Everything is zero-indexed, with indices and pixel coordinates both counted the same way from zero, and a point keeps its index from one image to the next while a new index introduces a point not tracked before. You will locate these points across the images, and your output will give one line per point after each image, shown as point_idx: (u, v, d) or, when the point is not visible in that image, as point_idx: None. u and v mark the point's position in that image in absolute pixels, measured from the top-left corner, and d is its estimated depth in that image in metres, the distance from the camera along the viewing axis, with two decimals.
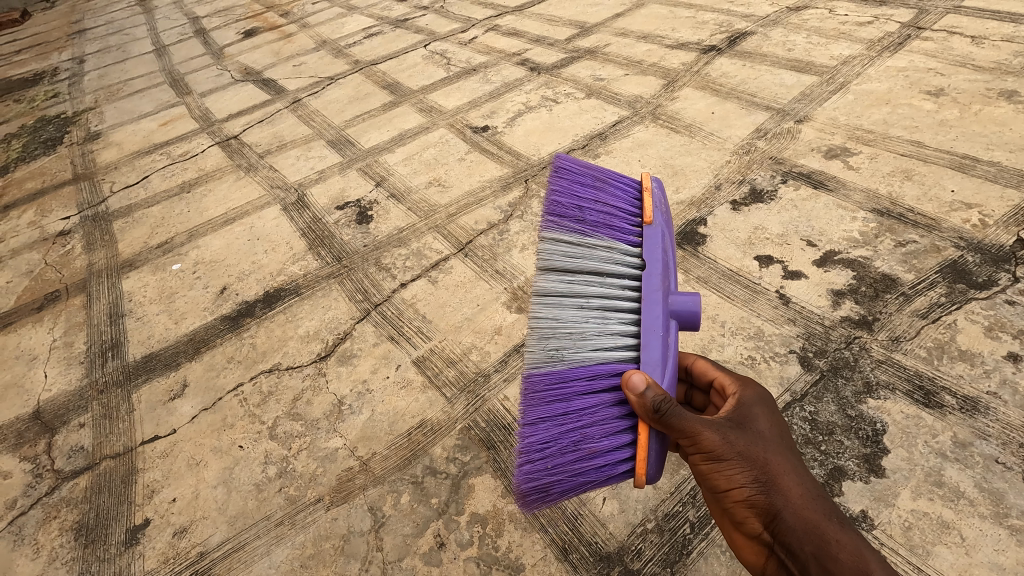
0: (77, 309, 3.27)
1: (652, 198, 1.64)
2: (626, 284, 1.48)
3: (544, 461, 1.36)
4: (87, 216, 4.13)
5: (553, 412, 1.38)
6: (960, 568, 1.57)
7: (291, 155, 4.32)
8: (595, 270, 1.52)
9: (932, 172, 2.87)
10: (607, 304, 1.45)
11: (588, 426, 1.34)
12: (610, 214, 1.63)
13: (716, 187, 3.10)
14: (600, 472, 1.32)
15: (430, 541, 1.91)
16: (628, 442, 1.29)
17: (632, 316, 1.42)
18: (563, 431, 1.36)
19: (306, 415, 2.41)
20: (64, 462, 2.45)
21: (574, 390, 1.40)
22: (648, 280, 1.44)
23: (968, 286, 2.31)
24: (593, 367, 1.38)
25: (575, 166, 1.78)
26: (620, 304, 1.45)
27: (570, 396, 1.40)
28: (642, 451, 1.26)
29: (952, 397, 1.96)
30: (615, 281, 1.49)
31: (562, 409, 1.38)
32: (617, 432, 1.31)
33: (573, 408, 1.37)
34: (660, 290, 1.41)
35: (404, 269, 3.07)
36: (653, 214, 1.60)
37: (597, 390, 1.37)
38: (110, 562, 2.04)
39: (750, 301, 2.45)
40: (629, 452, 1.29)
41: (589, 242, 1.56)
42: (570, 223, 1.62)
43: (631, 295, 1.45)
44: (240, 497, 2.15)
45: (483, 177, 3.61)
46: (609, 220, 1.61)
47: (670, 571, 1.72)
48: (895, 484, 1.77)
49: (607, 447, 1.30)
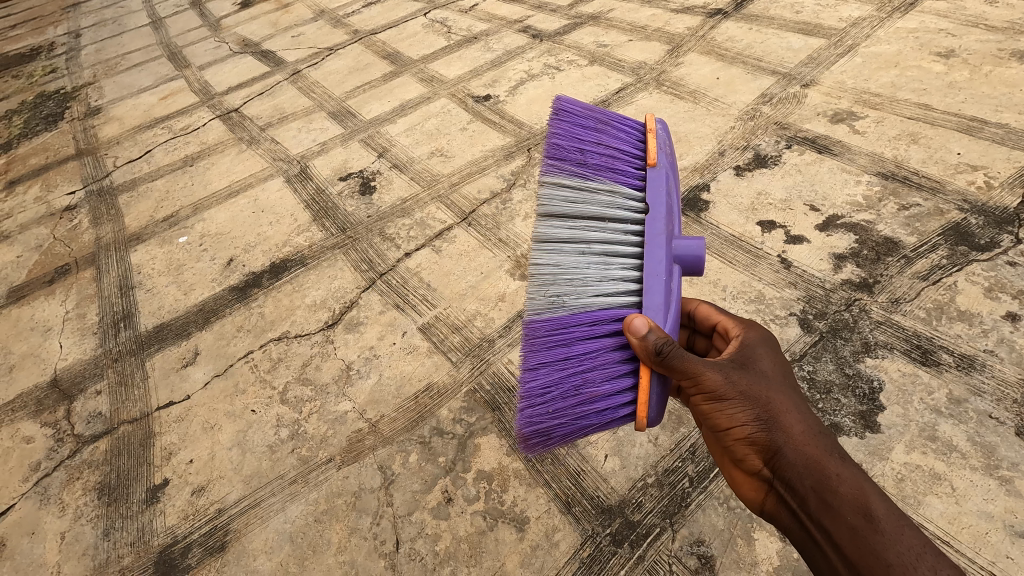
0: (88, 282, 3.32)
1: (655, 140, 1.63)
2: (628, 228, 1.49)
3: (546, 405, 1.42)
4: (92, 190, 4.15)
5: (554, 357, 1.44)
6: (950, 517, 1.62)
7: (292, 127, 4.30)
8: (595, 215, 1.55)
9: (939, 135, 2.84)
10: (608, 249, 1.47)
11: (590, 371, 1.39)
12: (612, 158, 1.65)
13: (720, 154, 3.08)
14: (600, 415, 1.38)
15: (438, 497, 1.99)
16: (630, 385, 1.33)
17: (634, 260, 1.43)
18: (564, 376, 1.41)
19: (316, 379, 2.47)
20: (84, 427, 2.53)
21: (575, 335, 1.44)
22: (651, 224, 1.44)
23: (970, 248, 2.31)
24: (594, 313, 1.42)
25: (578, 109, 1.80)
26: (622, 248, 1.47)
27: (571, 341, 1.44)
28: (643, 395, 1.30)
29: (949, 355, 1.99)
30: (616, 226, 1.51)
31: (563, 354, 1.43)
32: (618, 376, 1.35)
33: (574, 353, 1.42)
34: (662, 233, 1.42)
35: (408, 239, 3.09)
36: (655, 156, 1.61)
37: (598, 335, 1.41)
38: (133, 519, 2.13)
39: (751, 265, 2.47)
40: (631, 396, 1.33)
41: (590, 186, 1.59)
42: (571, 167, 1.64)
43: (633, 239, 1.46)
44: (254, 458, 2.23)
45: (486, 147, 3.59)
46: (612, 162, 1.63)
47: (669, 522, 1.79)
48: (889, 439, 1.82)
49: (608, 391, 1.35)
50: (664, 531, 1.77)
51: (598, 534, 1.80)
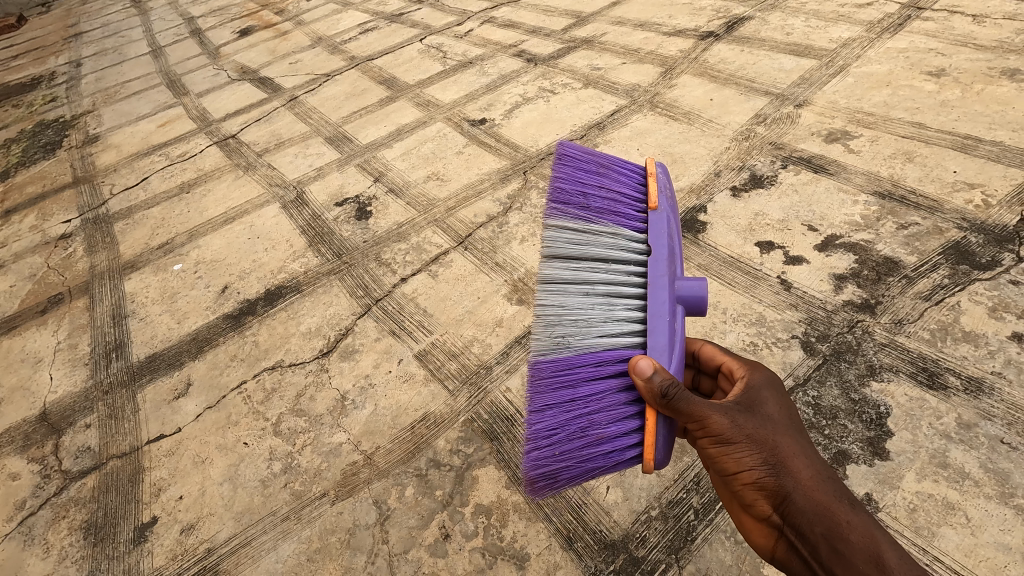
0: (81, 311, 3.28)
1: (656, 184, 1.62)
2: (631, 270, 1.47)
3: (552, 448, 1.37)
4: (89, 218, 4.14)
5: (560, 399, 1.39)
6: (966, 549, 1.56)
7: (289, 152, 4.31)
8: (598, 258, 1.52)
9: (934, 153, 2.85)
10: (613, 290, 1.44)
11: (596, 413, 1.34)
12: (614, 201, 1.63)
13: (716, 174, 3.07)
14: (606, 459, 1.32)
15: (435, 533, 1.92)
16: (636, 427, 1.29)
17: (638, 302, 1.41)
18: (571, 419, 1.36)
19: (310, 410, 2.42)
20: (72, 462, 2.46)
21: (581, 376, 1.39)
22: (654, 266, 1.43)
23: (972, 267, 2.29)
24: (599, 354, 1.38)
25: (579, 152, 1.79)
26: (625, 291, 1.44)
27: (578, 384, 1.39)
28: (650, 437, 1.25)
29: (957, 378, 1.95)
30: (620, 269, 1.48)
31: (569, 395, 1.38)
32: (624, 418, 1.31)
33: (580, 395, 1.37)
34: (665, 276, 1.40)
35: (405, 263, 3.07)
36: (657, 199, 1.60)
37: (604, 377, 1.37)
38: (119, 560, 2.06)
39: (751, 287, 2.44)
40: (637, 438, 1.28)
41: (593, 229, 1.57)
42: (574, 210, 1.63)
43: (637, 281, 1.44)
44: (246, 493, 2.17)
45: (481, 170, 3.60)
46: (614, 205, 1.62)
47: (675, 558, 1.72)
48: (899, 466, 1.77)
49: (614, 433, 1.30)
50: (669, 568, 1.71)
51: (601, 572, 1.73)
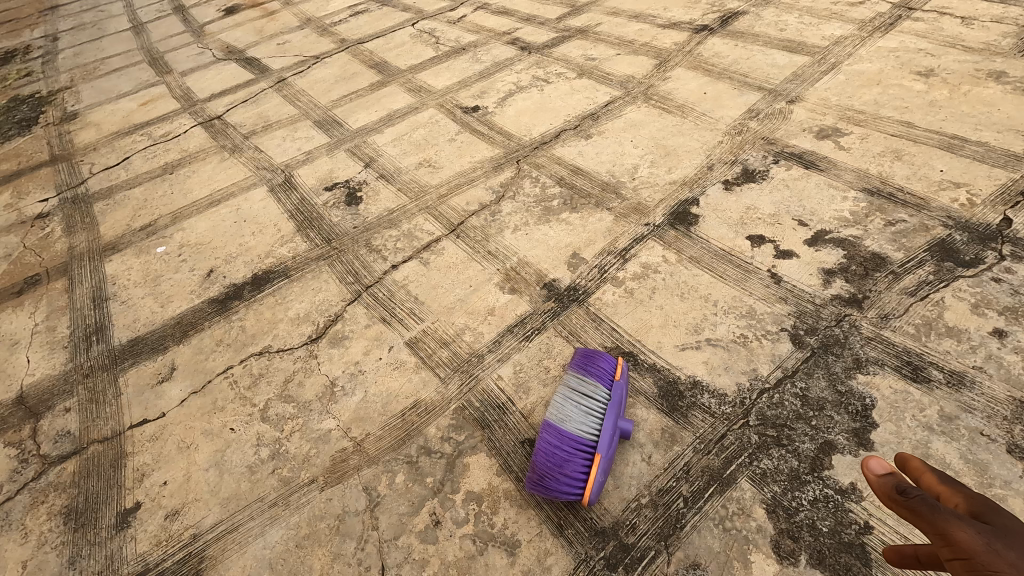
0: (59, 293, 3.19)
1: (620, 373, 2.07)
2: (595, 419, 1.92)
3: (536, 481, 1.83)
4: (67, 197, 4.02)
5: (542, 476, 1.82)
6: None
7: (276, 135, 4.22)
8: (570, 393, 1.98)
9: (922, 152, 2.89)
10: (579, 440, 1.86)
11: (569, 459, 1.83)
12: (587, 363, 2.09)
13: (708, 168, 3.09)
14: (566, 489, 1.80)
15: (426, 520, 1.92)
16: (579, 493, 1.80)
17: (592, 439, 1.87)
18: (557, 441, 1.84)
19: (298, 396, 2.39)
20: (51, 447, 2.40)
21: (556, 462, 1.82)
22: (603, 435, 1.86)
23: (956, 264, 2.34)
24: (565, 481, 1.80)
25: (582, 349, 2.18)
26: (587, 415, 1.92)
27: (559, 438, 1.85)
28: (587, 490, 1.77)
29: (939, 372, 1.99)
30: (584, 402, 1.96)
31: (549, 472, 1.81)
32: (573, 488, 1.80)
33: (555, 465, 1.82)
34: (614, 421, 1.90)
35: (396, 250, 3.04)
36: (617, 381, 2.04)
37: (576, 450, 1.84)
38: (100, 545, 2.02)
39: (742, 280, 2.46)
40: (578, 492, 1.79)
41: (579, 400, 1.98)
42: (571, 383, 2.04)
43: (594, 432, 1.88)
44: (233, 479, 2.14)
45: (474, 158, 3.56)
46: (593, 378, 2.04)
47: (664, 544, 1.75)
48: (883, 457, 1.81)
49: (567, 487, 1.79)
50: (659, 554, 1.73)
51: (591, 558, 1.75)
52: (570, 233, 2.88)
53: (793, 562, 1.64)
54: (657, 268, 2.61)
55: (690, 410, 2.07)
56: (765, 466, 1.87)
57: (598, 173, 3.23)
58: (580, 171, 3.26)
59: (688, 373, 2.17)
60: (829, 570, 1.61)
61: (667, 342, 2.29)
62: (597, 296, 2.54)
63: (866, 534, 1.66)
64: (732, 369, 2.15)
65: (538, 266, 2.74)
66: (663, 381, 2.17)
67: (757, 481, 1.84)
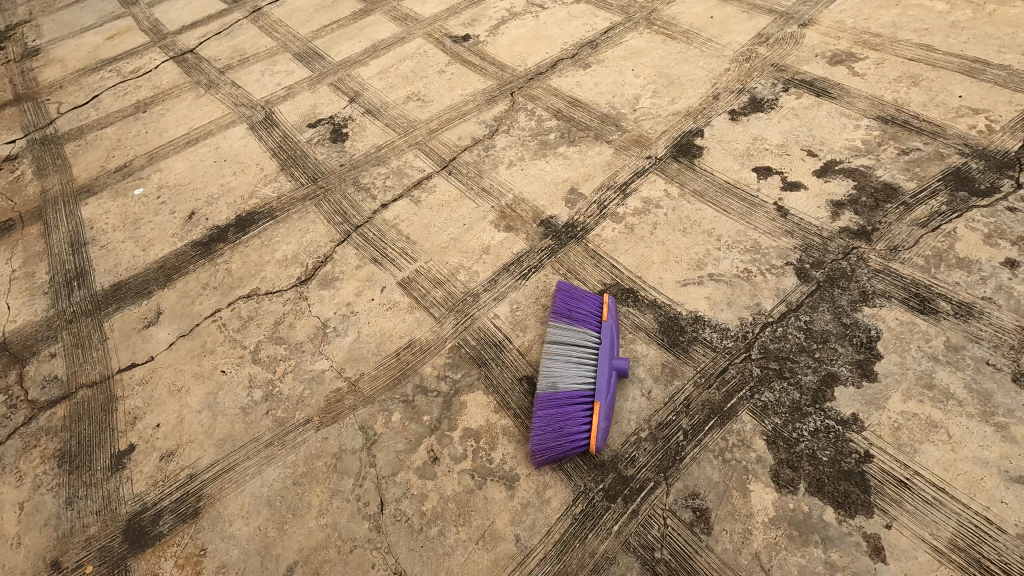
0: (35, 238, 3.04)
1: (608, 310, 2.01)
2: (587, 364, 1.88)
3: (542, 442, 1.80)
4: (35, 139, 3.78)
5: (546, 434, 1.80)
6: (945, 464, 1.65)
7: (254, 70, 3.95)
8: (560, 347, 1.94)
9: (940, 77, 2.73)
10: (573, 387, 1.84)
11: (568, 411, 1.80)
12: (573, 311, 2.03)
13: (714, 97, 2.91)
14: (574, 443, 1.77)
15: (424, 456, 1.92)
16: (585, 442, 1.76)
17: (589, 384, 1.83)
18: (557, 398, 1.83)
19: (289, 338, 2.33)
20: (38, 392, 2.34)
21: (557, 416, 1.81)
22: (598, 378, 1.83)
23: (971, 193, 2.24)
24: (568, 431, 1.78)
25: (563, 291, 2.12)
26: (580, 365, 1.88)
27: (557, 399, 1.83)
28: (592, 436, 1.74)
29: (947, 303, 1.96)
30: (575, 352, 1.92)
31: (552, 429, 1.80)
32: (579, 440, 1.77)
33: (557, 419, 1.80)
34: (606, 362, 1.85)
35: (385, 189, 2.89)
36: (606, 319, 1.97)
37: (576, 403, 1.82)
38: (97, 486, 2.01)
39: (747, 213, 2.36)
40: (584, 441, 1.76)
41: (567, 346, 1.95)
42: (557, 330, 2.00)
43: (589, 376, 1.85)
44: (226, 421, 2.11)
45: (465, 91, 3.35)
46: (580, 323, 2.00)
47: (664, 476, 1.76)
48: (886, 388, 1.81)
49: (574, 439, 1.77)
50: (658, 485, 1.74)
51: (591, 490, 1.77)
52: (568, 167, 2.74)
53: (792, 490, 1.67)
54: (658, 202, 2.50)
55: (691, 345, 2.03)
56: (767, 399, 1.85)
57: (597, 104, 3.04)
58: (578, 103, 3.07)
59: (690, 309, 2.11)
60: (828, 497, 1.64)
61: (668, 278, 2.22)
62: (596, 232, 2.44)
63: (866, 463, 1.69)
64: (735, 303, 2.09)
65: (534, 202, 2.62)
66: (664, 317, 2.12)
67: (758, 414, 1.83)
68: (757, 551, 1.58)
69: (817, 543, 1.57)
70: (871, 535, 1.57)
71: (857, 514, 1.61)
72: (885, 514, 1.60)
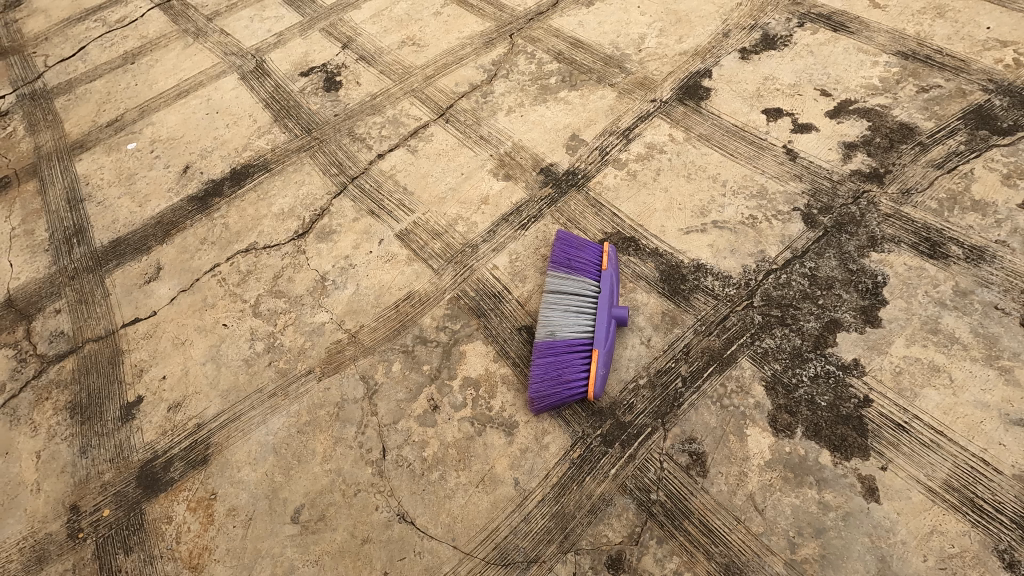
0: (32, 196, 3.00)
1: (609, 259, 1.96)
2: (587, 314, 1.86)
3: (542, 389, 1.80)
4: (24, 94, 3.66)
5: (546, 381, 1.80)
6: (945, 407, 1.65)
7: (242, 16, 3.77)
8: (559, 296, 1.91)
9: (967, 8, 2.55)
10: (572, 337, 1.82)
11: (568, 361, 1.80)
12: (573, 260, 1.99)
13: (724, 35, 2.74)
14: (571, 390, 1.79)
15: (424, 405, 1.94)
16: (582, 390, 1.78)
17: (588, 334, 1.82)
18: (557, 347, 1.82)
19: (289, 291, 2.32)
20: (47, 346, 2.37)
21: (558, 364, 1.81)
22: (600, 327, 1.80)
23: (991, 132, 2.14)
24: (568, 378, 1.78)
25: (565, 238, 2.06)
26: (580, 314, 1.86)
27: (556, 346, 1.82)
28: (590, 384, 1.74)
29: (959, 248, 1.90)
30: (574, 301, 1.90)
31: (552, 376, 1.80)
32: (576, 387, 1.78)
33: (558, 367, 1.80)
34: (605, 311, 1.83)
35: (380, 138, 2.80)
36: (606, 269, 1.94)
37: (574, 350, 1.81)
38: (109, 436, 2.07)
39: (754, 158, 2.28)
40: (582, 389, 1.77)
41: (568, 295, 1.91)
42: (559, 277, 1.96)
43: (589, 326, 1.83)
44: (230, 372, 2.14)
45: (463, 34, 3.19)
46: (581, 272, 1.96)
47: (661, 421, 1.77)
48: (890, 333, 1.79)
49: (573, 387, 1.78)
50: (655, 431, 1.76)
51: (589, 435, 1.79)
52: (569, 112, 2.64)
53: (788, 435, 1.68)
54: (663, 148, 2.41)
55: (693, 292, 1.99)
56: (767, 346, 1.84)
57: (600, 45, 2.89)
58: (580, 44, 2.92)
59: (692, 257, 2.07)
60: (825, 441, 1.65)
61: (671, 226, 2.16)
62: (597, 180, 2.37)
63: (864, 407, 1.68)
64: (739, 251, 2.05)
65: (533, 150, 2.54)
66: (665, 266, 2.08)
67: (758, 360, 1.82)
68: (752, 492, 1.61)
69: (812, 484, 1.60)
70: (866, 476, 1.59)
71: (853, 457, 1.62)
72: (881, 457, 1.61)
